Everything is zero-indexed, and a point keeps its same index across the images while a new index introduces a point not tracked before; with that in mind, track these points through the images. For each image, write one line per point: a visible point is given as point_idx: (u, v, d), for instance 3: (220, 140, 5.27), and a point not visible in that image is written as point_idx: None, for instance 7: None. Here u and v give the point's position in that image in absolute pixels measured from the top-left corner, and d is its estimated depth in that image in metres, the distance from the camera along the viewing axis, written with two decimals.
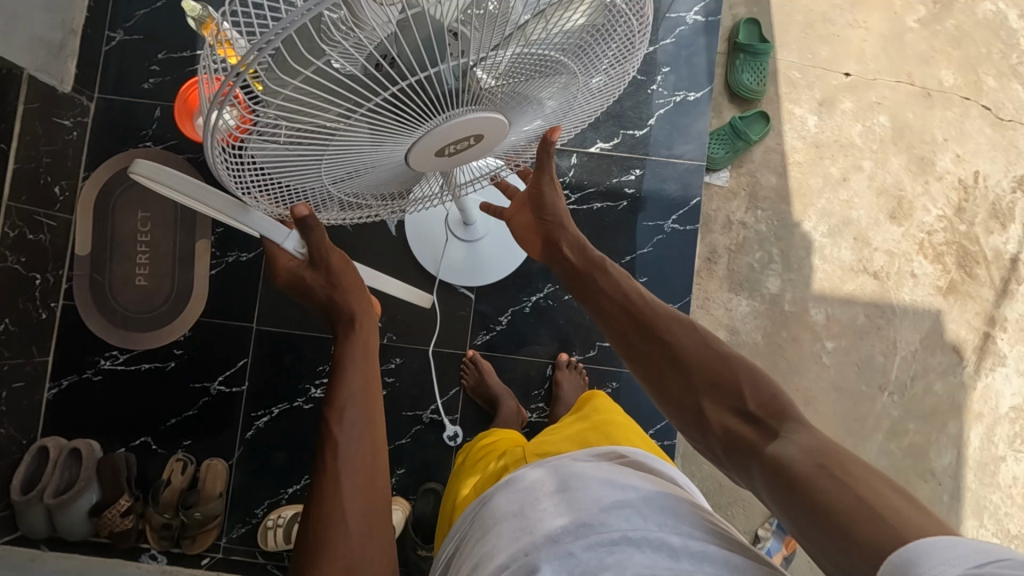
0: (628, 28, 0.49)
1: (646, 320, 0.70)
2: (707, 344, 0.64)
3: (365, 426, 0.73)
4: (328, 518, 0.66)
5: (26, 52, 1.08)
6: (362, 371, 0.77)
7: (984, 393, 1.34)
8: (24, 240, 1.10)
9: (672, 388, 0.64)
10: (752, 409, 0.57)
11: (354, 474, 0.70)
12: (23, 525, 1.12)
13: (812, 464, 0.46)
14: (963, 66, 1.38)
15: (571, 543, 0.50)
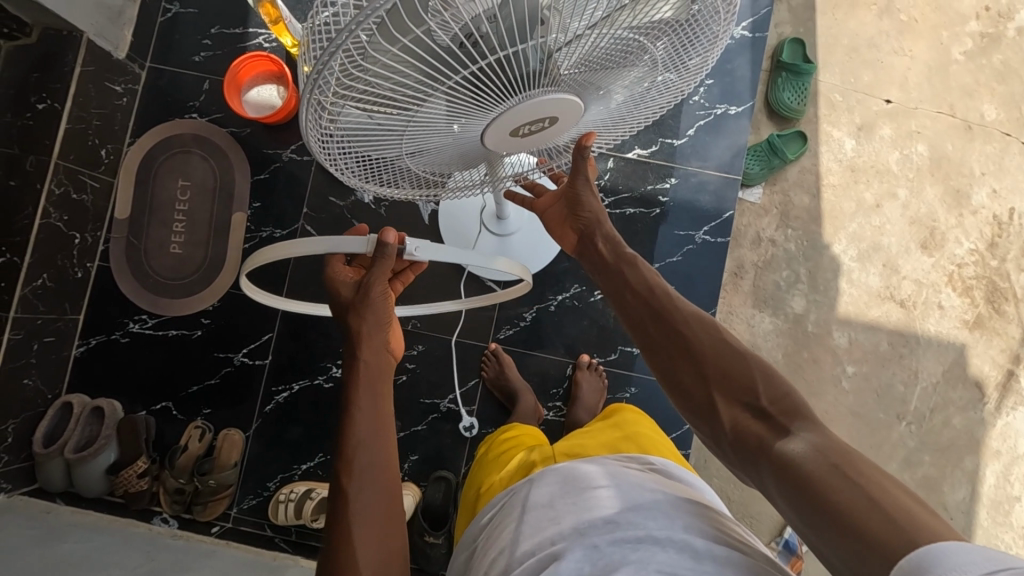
0: (710, 17, 0.49)
1: (661, 310, 0.67)
2: (725, 341, 0.61)
3: (377, 462, 0.68)
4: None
5: (87, 16, 1.11)
6: (371, 403, 0.72)
7: (1003, 431, 1.33)
8: (68, 199, 1.13)
9: (684, 381, 0.61)
10: (764, 405, 0.55)
11: (367, 523, 0.64)
12: (41, 478, 1.14)
13: (823, 462, 0.45)
14: (1007, 102, 1.38)
15: (597, 536, 0.50)
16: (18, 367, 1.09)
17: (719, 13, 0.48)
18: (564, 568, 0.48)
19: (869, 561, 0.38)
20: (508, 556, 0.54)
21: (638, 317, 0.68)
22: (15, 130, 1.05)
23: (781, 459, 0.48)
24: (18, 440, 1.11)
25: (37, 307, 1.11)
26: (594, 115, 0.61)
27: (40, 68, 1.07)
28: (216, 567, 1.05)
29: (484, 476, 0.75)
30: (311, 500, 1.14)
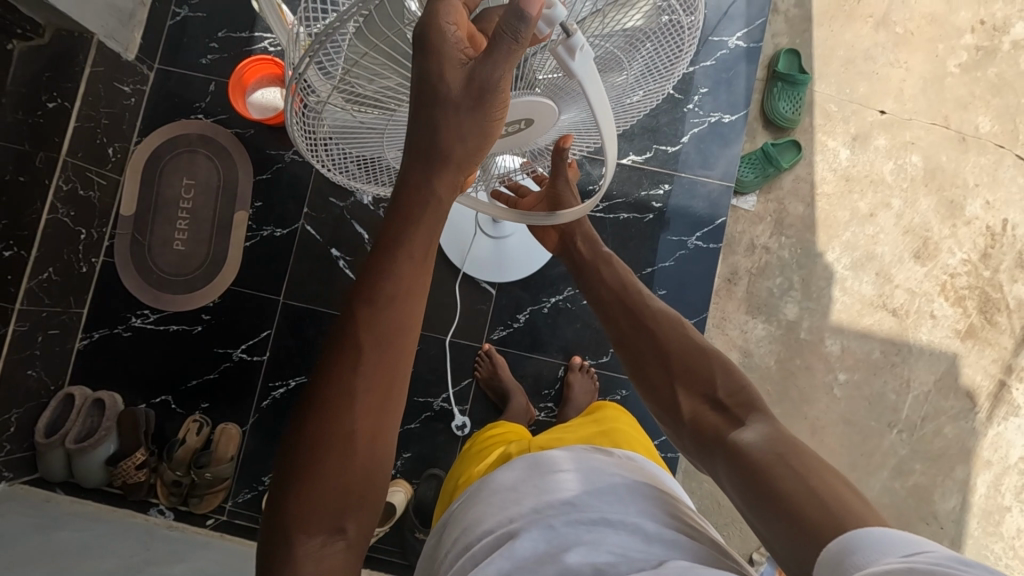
0: (679, 32, 0.52)
1: (634, 308, 0.70)
2: (690, 337, 0.66)
3: (382, 366, 0.51)
4: (308, 481, 0.50)
5: (98, 19, 1.13)
6: (400, 281, 0.51)
7: (994, 441, 1.33)
8: (76, 195, 1.16)
9: (652, 375, 0.65)
10: (720, 397, 0.59)
11: (360, 429, 0.50)
12: (42, 467, 1.16)
13: (771, 451, 0.49)
14: (1001, 114, 1.39)
15: (555, 517, 0.53)
16: (22, 358, 1.12)
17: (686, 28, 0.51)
18: (520, 545, 0.51)
19: (802, 543, 0.42)
20: (470, 534, 0.56)
21: (612, 314, 0.71)
22: (26, 127, 1.07)
23: (734, 448, 0.52)
24: (20, 430, 1.14)
25: (42, 300, 1.14)
26: (570, 123, 0.64)
27: (52, 68, 1.09)
28: (210, 558, 1.07)
29: (465, 466, 0.77)
30: None
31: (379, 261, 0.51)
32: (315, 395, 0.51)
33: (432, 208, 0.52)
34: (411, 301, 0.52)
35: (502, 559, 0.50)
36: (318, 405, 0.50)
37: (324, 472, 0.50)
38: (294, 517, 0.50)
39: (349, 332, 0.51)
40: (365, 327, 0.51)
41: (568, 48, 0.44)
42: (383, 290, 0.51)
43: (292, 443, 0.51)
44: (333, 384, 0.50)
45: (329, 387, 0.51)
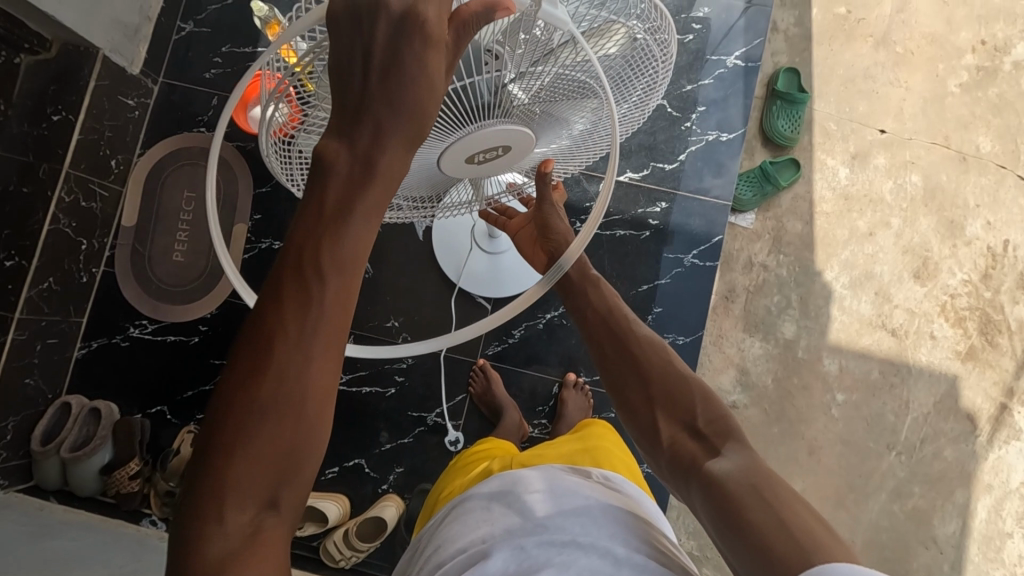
0: (653, 59, 0.55)
1: (618, 334, 0.71)
2: (672, 363, 0.67)
3: (337, 325, 0.45)
4: (246, 449, 0.42)
5: (104, 33, 1.15)
6: (360, 242, 0.46)
7: (995, 465, 1.31)
8: (78, 206, 1.18)
9: (633, 402, 0.66)
10: (699, 425, 0.60)
11: (307, 391, 0.43)
12: (38, 475, 1.17)
13: (745, 480, 0.51)
14: (1002, 134, 1.39)
15: (525, 538, 0.53)
16: (21, 366, 1.13)
17: (659, 54, 0.54)
18: (490, 566, 0.51)
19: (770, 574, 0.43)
20: (442, 553, 0.57)
21: (597, 339, 0.72)
22: (31, 138, 1.08)
23: (708, 476, 0.53)
24: (17, 437, 1.14)
25: (42, 310, 1.15)
26: (550, 146, 0.66)
27: (58, 81, 1.10)
28: None
29: (449, 478, 0.77)
30: None
31: (332, 219, 0.45)
32: (256, 357, 0.43)
33: (393, 176, 0.47)
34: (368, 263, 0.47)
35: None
36: (261, 368, 0.43)
37: (266, 438, 0.42)
38: (229, 487, 0.42)
39: (299, 287, 0.44)
40: (321, 286, 0.44)
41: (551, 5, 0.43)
42: (341, 251, 0.45)
43: (224, 410, 0.43)
44: (281, 345, 0.43)
45: (274, 346, 0.43)
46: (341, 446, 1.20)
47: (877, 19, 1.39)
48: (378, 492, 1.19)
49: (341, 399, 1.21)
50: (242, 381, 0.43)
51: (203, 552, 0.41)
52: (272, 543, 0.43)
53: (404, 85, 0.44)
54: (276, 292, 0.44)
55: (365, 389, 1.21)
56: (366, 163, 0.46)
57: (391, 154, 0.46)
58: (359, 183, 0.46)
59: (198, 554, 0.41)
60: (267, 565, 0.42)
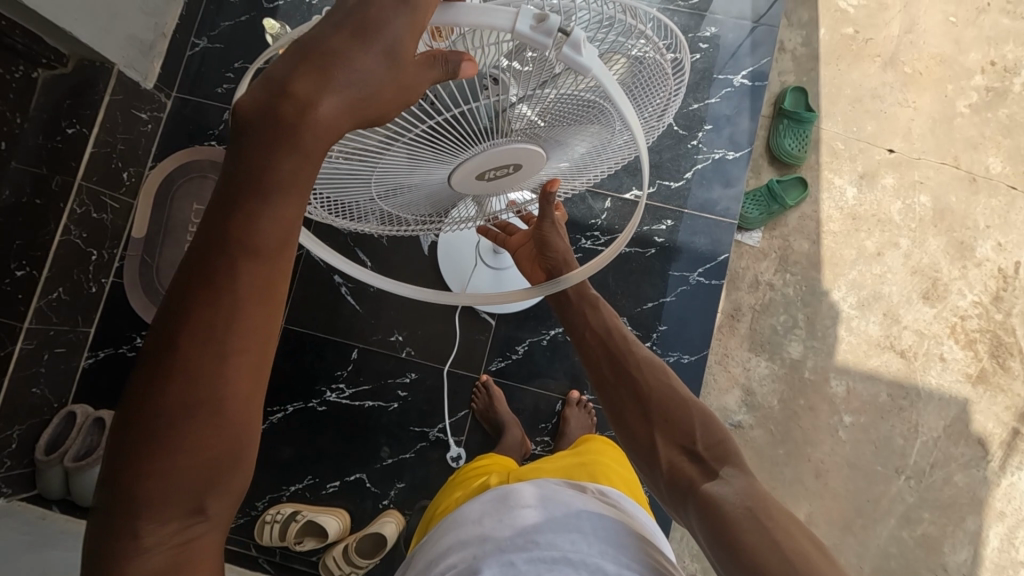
0: (665, 88, 0.56)
1: (620, 356, 0.71)
2: (674, 388, 0.66)
3: (254, 318, 0.40)
4: (156, 467, 0.39)
5: (120, 49, 1.17)
6: (278, 226, 0.40)
7: (1007, 491, 1.28)
8: (89, 217, 1.19)
9: (633, 424, 0.65)
10: (698, 449, 0.59)
11: (229, 393, 0.40)
12: (41, 484, 1.18)
13: (742, 502, 0.50)
14: (1012, 155, 1.38)
15: (515, 554, 0.53)
16: (27, 375, 1.14)
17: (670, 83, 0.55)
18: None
19: None
20: (434, 567, 0.57)
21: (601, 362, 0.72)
22: (45, 151, 1.12)
23: (704, 497, 0.53)
24: (21, 446, 1.16)
25: (51, 319, 1.16)
26: (555, 166, 0.66)
27: (73, 96, 1.14)
28: None
29: (445, 493, 0.77)
30: (296, 521, 1.13)
31: (243, 196, 0.39)
32: (165, 359, 0.39)
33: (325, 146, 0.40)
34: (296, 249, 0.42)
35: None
36: (166, 370, 0.39)
37: (176, 454, 0.40)
38: (146, 504, 0.40)
39: (210, 281, 0.39)
40: (232, 277, 0.39)
41: (574, 46, 0.42)
42: (253, 238, 0.39)
43: (132, 418, 0.40)
44: (187, 347, 0.39)
45: (178, 346, 0.39)
46: (342, 460, 1.20)
47: (886, 39, 1.39)
48: (378, 507, 1.19)
49: (343, 413, 1.21)
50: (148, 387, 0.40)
51: (133, 560, 0.41)
52: (200, 550, 0.43)
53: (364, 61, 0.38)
54: (190, 286, 0.40)
55: (367, 404, 1.21)
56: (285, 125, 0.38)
57: (326, 123, 0.39)
58: (275, 155, 0.39)
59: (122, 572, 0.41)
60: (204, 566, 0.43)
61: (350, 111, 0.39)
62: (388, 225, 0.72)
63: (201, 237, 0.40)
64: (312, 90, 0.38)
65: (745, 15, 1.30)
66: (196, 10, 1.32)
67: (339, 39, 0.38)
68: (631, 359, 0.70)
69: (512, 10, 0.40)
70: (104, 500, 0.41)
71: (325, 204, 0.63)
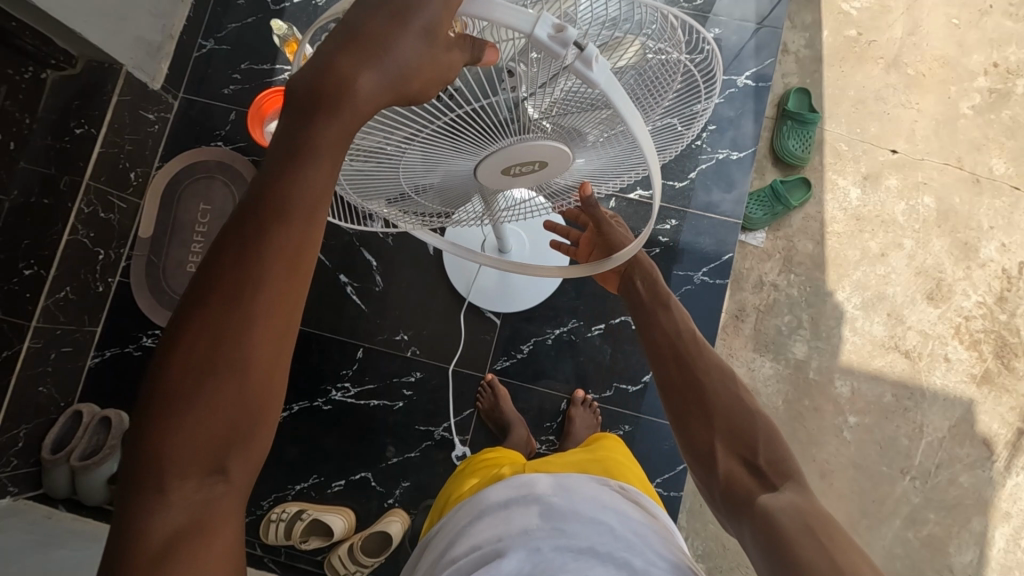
0: (685, 78, 0.55)
1: (685, 356, 0.70)
2: (738, 396, 0.65)
3: (282, 283, 0.41)
4: (178, 423, 0.40)
5: (128, 50, 1.18)
6: (312, 191, 0.41)
7: (1012, 492, 1.28)
8: (97, 218, 1.19)
9: (689, 424, 0.65)
10: (760, 463, 0.60)
11: (253, 355, 0.40)
12: (47, 482, 1.18)
13: (804, 521, 0.52)
14: (1016, 157, 1.38)
15: (542, 540, 0.53)
16: (33, 375, 1.14)
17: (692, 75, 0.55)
18: (506, 565, 0.52)
19: None
20: (457, 547, 0.58)
21: (664, 357, 0.71)
22: (54, 152, 1.14)
23: (762, 512, 0.55)
24: (28, 446, 1.16)
25: (58, 318, 1.17)
26: (582, 161, 0.66)
27: (81, 97, 1.15)
28: None
29: (456, 480, 0.77)
30: (301, 520, 1.13)
31: (281, 163, 0.41)
32: (199, 314, 0.41)
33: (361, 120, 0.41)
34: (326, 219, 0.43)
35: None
36: (197, 326, 0.40)
37: (199, 415, 0.40)
38: (166, 466, 0.40)
39: (247, 241, 0.41)
40: (265, 238, 0.41)
41: (585, 61, 0.43)
42: (288, 199, 0.41)
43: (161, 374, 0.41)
44: (220, 303, 0.40)
45: (212, 301, 0.40)
46: (348, 459, 1.20)
47: (888, 41, 1.40)
48: (383, 507, 1.19)
49: (349, 412, 1.22)
50: (179, 344, 0.40)
51: (151, 518, 0.41)
52: (219, 518, 0.42)
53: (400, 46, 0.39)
54: (229, 244, 0.41)
55: (372, 403, 1.22)
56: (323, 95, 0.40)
57: (363, 96, 0.40)
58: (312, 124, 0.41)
59: (138, 534, 0.40)
60: (218, 548, 0.42)
61: (387, 87, 0.40)
62: (424, 220, 0.73)
63: (244, 203, 0.42)
64: (353, 64, 0.39)
65: (749, 17, 1.31)
66: (203, 12, 1.33)
67: (378, 25, 0.40)
68: (685, 353, 0.70)
69: (532, 15, 0.40)
70: (126, 457, 0.41)
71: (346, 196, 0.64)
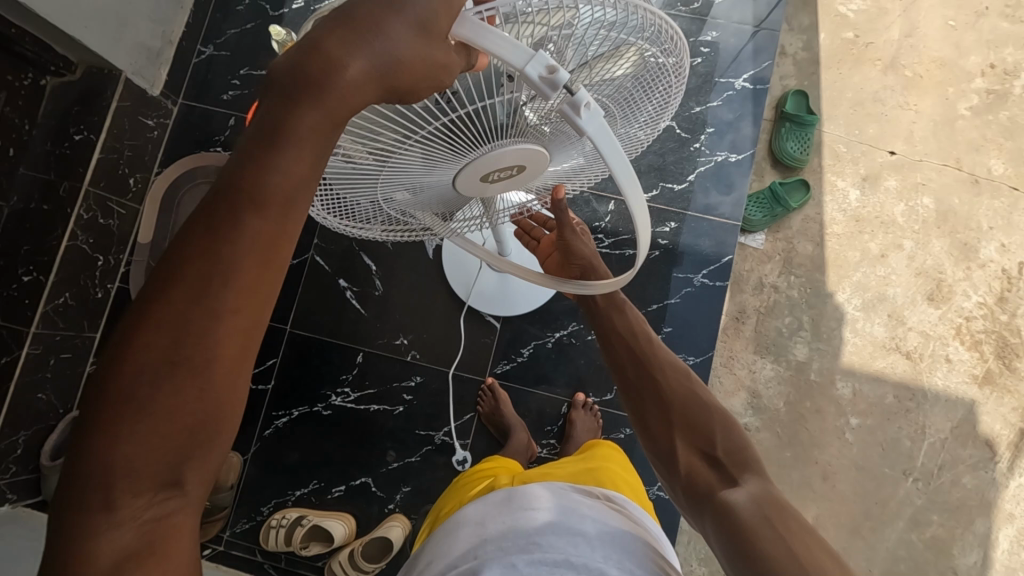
0: (667, 83, 0.57)
1: (646, 362, 0.71)
2: (694, 392, 0.66)
3: (252, 276, 0.38)
4: (131, 427, 0.36)
5: (128, 56, 1.18)
6: (289, 178, 0.38)
7: (1016, 493, 1.27)
8: (95, 223, 1.20)
9: (650, 428, 0.66)
10: (717, 453, 0.60)
11: (218, 354, 0.37)
12: (47, 489, 1.17)
13: (759, 506, 0.52)
14: (1015, 157, 1.38)
15: (517, 556, 0.53)
16: (33, 381, 1.14)
17: (674, 80, 0.56)
18: None
19: None
20: (436, 565, 0.57)
21: (621, 361, 0.73)
22: (53, 157, 1.12)
23: (721, 503, 0.54)
24: (27, 452, 1.15)
25: (57, 324, 1.17)
26: (561, 165, 0.67)
27: (81, 103, 1.15)
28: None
29: (449, 496, 0.76)
30: (301, 526, 1.13)
31: (255, 147, 0.38)
32: (160, 307, 0.37)
33: (345, 108, 0.38)
34: (304, 210, 0.40)
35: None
36: (154, 319, 0.37)
37: (156, 418, 0.36)
38: (117, 476, 0.36)
39: (218, 229, 0.37)
40: (237, 227, 0.37)
41: (573, 104, 0.46)
42: (265, 187, 0.38)
43: (111, 370, 0.36)
44: (185, 296, 0.37)
45: (175, 294, 0.37)
46: (348, 464, 1.20)
47: (886, 43, 1.41)
48: (384, 512, 1.18)
49: (349, 417, 1.21)
50: (134, 340, 0.36)
51: (95, 539, 0.36)
52: (173, 529, 0.38)
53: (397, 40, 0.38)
54: (196, 232, 0.38)
55: (372, 407, 1.21)
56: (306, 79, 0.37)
57: (349, 82, 0.38)
58: (291, 106, 0.38)
59: (80, 557, 0.36)
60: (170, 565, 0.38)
61: (375, 77, 0.38)
62: (385, 228, 0.72)
63: (211, 186, 0.39)
64: (338, 50, 0.37)
65: (747, 20, 1.32)
66: (203, 18, 1.34)
67: (373, 10, 0.38)
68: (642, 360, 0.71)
69: (529, 52, 0.42)
70: (70, 461, 0.37)
71: (331, 199, 0.63)
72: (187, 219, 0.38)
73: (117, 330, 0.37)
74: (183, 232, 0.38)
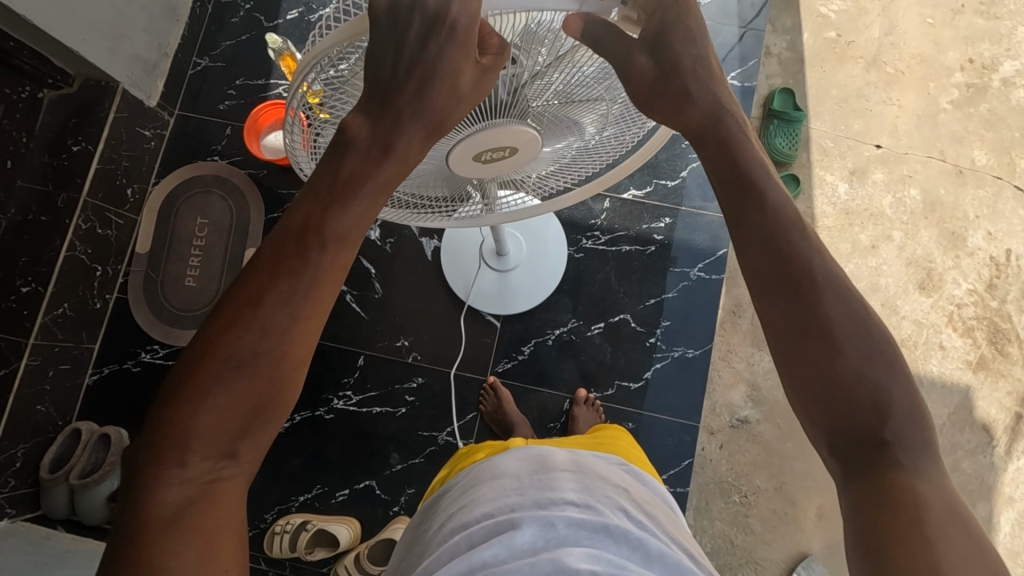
0: None
1: (806, 280, 0.49)
2: (872, 339, 0.48)
3: (324, 293, 0.47)
4: (214, 400, 0.44)
5: (125, 69, 1.19)
6: (357, 220, 0.50)
7: (1014, 477, 1.29)
8: (94, 233, 1.19)
9: (803, 376, 0.48)
10: (883, 432, 0.46)
11: (291, 350, 0.46)
12: (46, 503, 1.16)
13: (944, 508, 0.44)
14: (996, 148, 1.42)
15: (555, 515, 0.53)
16: (32, 393, 1.13)
17: None
18: (519, 538, 0.51)
19: None
20: (468, 513, 0.57)
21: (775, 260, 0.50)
22: (50, 169, 1.14)
23: (887, 490, 0.45)
24: (25, 466, 1.14)
25: (56, 335, 1.16)
26: (555, 150, 0.68)
27: (79, 114, 1.16)
28: None
29: (461, 456, 0.73)
30: (306, 531, 1.12)
31: (334, 193, 0.49)
32: (245, 311, 0.45)
33: (405, 163, 0.51)
34: (355, 248, 0.50)
35: (501, 549, 0.50)
36: (242, 319, 0.45)
37: (233, 394, 0.44)
38: (192, 438, 0.43)
39: (298, 248, 0.47)
40: (319, 252, 0.47)
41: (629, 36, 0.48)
42: (339, 225, 0.49)
43: (201, 356, 0.45)
44: (269, 299, 0.46)
45: (260, 297, 0.46)
46: (351, 468, 1.19)
47: (867, 41, 1.44)
48: (389, 515, 1.18)
49: (352, 420, 1.21)
50: (222, 336, 0.45)
51: (162, 490, 0.42)
52: (227, 495, 0.44)
53: (431, 99, 0.48)
54: (273, 253, 0.47)
55: (374, 410, 1.21)
56: (383, 146, 0.49)
57: (411, 149, 0.50)
58: (368, 165, 0.49)
59: (145, 506, 0.42)
60: (226, 524, 0.43)
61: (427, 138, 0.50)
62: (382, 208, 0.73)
63: (294, 215, 0.49)
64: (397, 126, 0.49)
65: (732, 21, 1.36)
66: (198, 30, 1.35)
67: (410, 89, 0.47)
68: (810, 257, 0.50)
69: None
70: (155, 423, 0.44)
71: None
72: (274, 237, 0.48)
73: (205, 328, 0.46)
74: (259, 252, 0.48)
